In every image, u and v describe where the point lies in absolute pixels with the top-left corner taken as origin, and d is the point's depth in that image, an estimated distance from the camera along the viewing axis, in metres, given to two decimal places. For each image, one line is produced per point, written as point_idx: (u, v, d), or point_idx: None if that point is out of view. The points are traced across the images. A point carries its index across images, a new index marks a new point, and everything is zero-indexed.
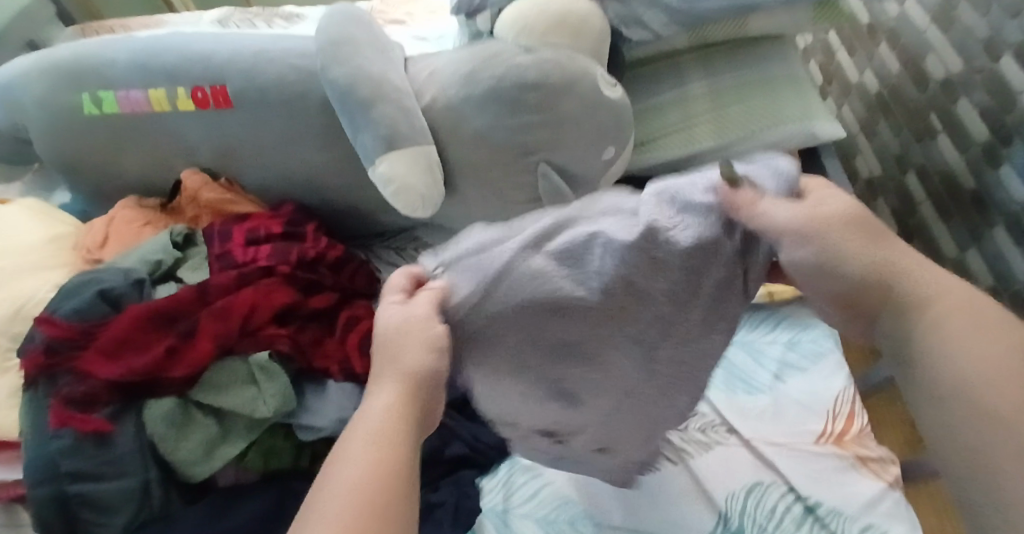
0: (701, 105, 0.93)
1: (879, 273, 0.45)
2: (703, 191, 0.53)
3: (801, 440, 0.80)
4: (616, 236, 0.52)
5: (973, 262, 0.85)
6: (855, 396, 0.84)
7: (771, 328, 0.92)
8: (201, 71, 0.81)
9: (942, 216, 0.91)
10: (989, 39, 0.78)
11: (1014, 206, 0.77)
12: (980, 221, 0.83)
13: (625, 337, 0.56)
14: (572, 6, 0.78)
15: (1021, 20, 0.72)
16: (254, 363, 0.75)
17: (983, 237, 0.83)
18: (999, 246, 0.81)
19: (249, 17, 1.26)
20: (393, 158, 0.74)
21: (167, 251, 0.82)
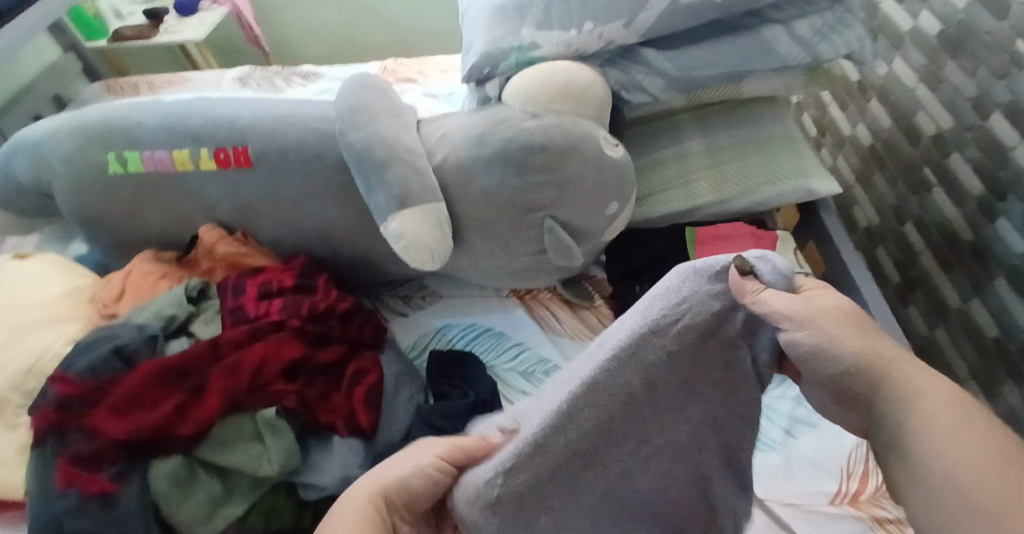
0: (699, 161, 0.93)
1: (874, 360, 0.52)
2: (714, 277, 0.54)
3: (814, 502, 0.73)
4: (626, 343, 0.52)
5: (978, 312, 0.89)
6: (869, 454, 0.76)
7: (780, 382, 0.84)
8: (225, 134, 0.84)
9: (944, 267, 0.94)
10: (979, 98, 0.85)
11: (1014, 258, 0.82)
12: (981, 273, 0.88)
13: (654, 424, 0.53)
14: (575, 75, 0.81)
15: (1008, 82, 0.80)
16: (262, 420, 0.74)
17: (986, 288, 0.87)
18: (1001, 297, 0.85)
19: (270, 76, 1.32)
20: (405, 215, 0.74)
21: (181, 305, 0.84)
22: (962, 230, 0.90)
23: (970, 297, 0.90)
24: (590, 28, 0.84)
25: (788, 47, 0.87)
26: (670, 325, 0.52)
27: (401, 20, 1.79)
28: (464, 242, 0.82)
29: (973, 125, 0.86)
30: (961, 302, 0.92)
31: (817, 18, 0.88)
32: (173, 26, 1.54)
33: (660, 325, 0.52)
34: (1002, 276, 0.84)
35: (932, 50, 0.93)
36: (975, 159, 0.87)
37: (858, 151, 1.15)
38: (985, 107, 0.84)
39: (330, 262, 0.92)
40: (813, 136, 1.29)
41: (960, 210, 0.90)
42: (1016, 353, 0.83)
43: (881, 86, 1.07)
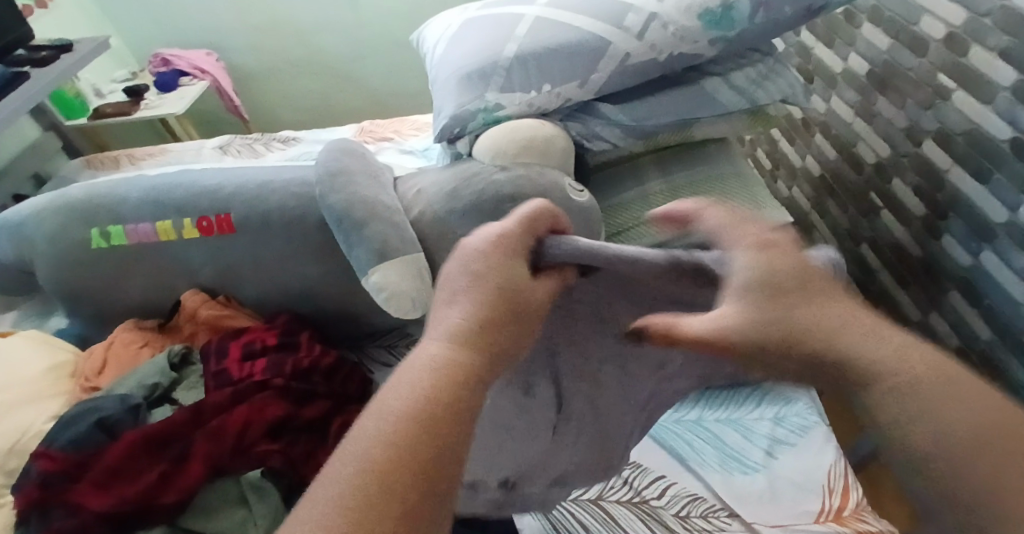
0: (661, 200, 0.97)
1: (792, 347, 0.42)
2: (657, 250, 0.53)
3: (800, 522, 0.75)
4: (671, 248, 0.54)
5: (938, 325, 0.93)
6: (848, 469, 0.78)
7: (755, 404, 0.86)
8: (207, 202, 0.86)
9: (901, 283, 1.00)
10: (910, 128, 0.92)
11: (962, 271, 0.87)
12: (935, 288, 0.93)
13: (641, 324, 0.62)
14: (538, 130, 0.86)
15: (935, 111, 0.87)
16: (247, 483, 0.74)
17: (942, 301, 0.92)
18: (958, 309, 0.89)
19: (248, 143, 1.37)
20: (386, 267, 0.77)
21: (163, 373, 0.84)
22: (913, 249, 0.96)
23: (928, 311, 0.95)
24: (548, 89, 0.90)
25: (729, 95, 0.95)
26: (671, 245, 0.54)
27: (373, 83, 1.86)
28: None
29: (908, 152, 0.93)
30: (921, 316, 0.96)
31: (751, 69, 0.96)
32: (152, 102, 1.59)
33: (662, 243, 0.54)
34: (955, 289, 0.89)
35: (862, 87, 1.02)
36: (915, 183, 0.93)
37: (809, 180, 1.23)
38: (917, 135, 0.91)
39: (314, 318, 0.94)
40: (767, 170, 1.37)
41: (909, 230, 0.96)
42: (979, 360, 0.87)
43: (822, 122, 1.15)
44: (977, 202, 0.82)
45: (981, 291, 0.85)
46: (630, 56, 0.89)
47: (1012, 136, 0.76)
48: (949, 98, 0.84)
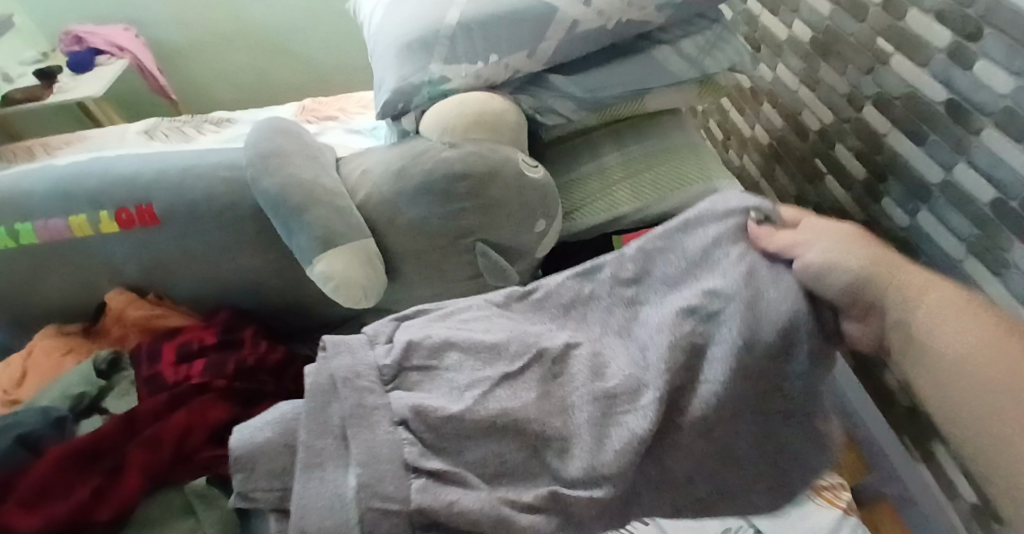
0: (617, 174, 0.95)
1: (865, 292, 0.56)
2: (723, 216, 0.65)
3: None
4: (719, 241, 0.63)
5: None
6: None
7: None
8: (126, 192, 0.78)
9: None
10: (851, 94, 0.95)
11: (900, 232, 0.89)
12: None
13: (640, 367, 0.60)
14: (487, 104, 0.82)
15: (873, 76, 0.89)
16: (193, 493, 0.67)
17: None
18: None
19: (176, 126, 1.27)
20: (331, 256, 0.71)
21: (89, 381, 0.77)
22: (854, 211, 0.99)
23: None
24: (496, 59, 0.86)
25: (679, 65, 0.92)
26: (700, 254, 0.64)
27: (316, 59, 1.77)
28: (398, 276, 0.81)
29: (850, 117, 0.96)
30: None
31: (700, 37, 0.93)
32: (66, 85, 1.46)
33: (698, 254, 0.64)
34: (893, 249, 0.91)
35: (807, 55, 1.04)
36: (856, 147, 0.96)
37: (759, 149, 1.25)
38: (857, 100, 0.94)
39: (257, 312, 0.88)
40: (719, 140, 1.39)
41: (851, 194, 0.99)
42: None
43: (769, 90, 1.17)
44: (914, 162, 0.85)
45: (917, 248, 0.86)
46: (579, 23, 0.85)
47: (947, 97, 0.77)
48: (888, 62, 0.86)
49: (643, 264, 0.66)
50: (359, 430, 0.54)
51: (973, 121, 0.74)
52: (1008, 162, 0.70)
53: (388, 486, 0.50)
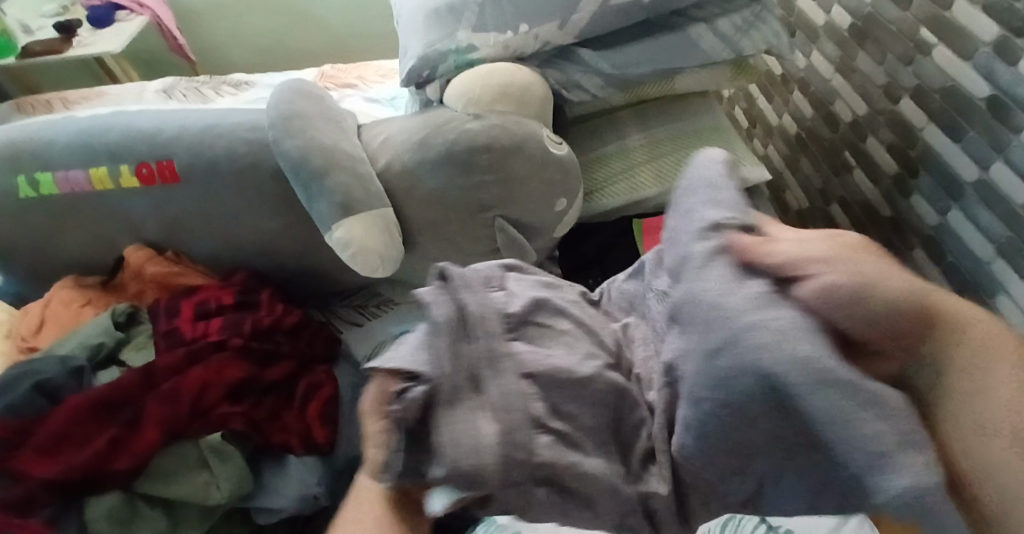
0: (641, 155, 0.94)
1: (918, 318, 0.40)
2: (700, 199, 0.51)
3: None
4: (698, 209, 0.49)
5: None
6: None
7: None
8: (146, 147, 0.78)
9: (867, 241, 1.01)
10: (888, 84, 0.92)
11: (928, 229, 0.87)
12: (900, 245, 0.93)
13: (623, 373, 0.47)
14: (514, 76, 0.80)
15: (913, 67, 0.86)
16: (206, 447, 0.68)
17: (906, 258, 0.92)
18: (920, 265, 0.89)
19: (196, 86, 1.26)
20: (351, 222, 0.71)
21: (108, 333, 0.77)
22: (881, 207, 0.96)
23: None
24: (525, 29, 0.84)
25: (713, 45, 0.90)
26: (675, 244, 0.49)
27: (338, 26, 1.75)
28: (415, 248, 0.81)
29: (885, 109, 0.93)
30: None
31: (737, 16, 0.90)
32: (86, 39, 1.46)
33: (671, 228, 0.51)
34: (918, 246, 0.89)
35: (844, 42, 1.01)
36: (888, 140, 0.93)
37: (785, 138, 1.22)
38: (894, 91, 0.91)
39: (273, 276, 0.88)
40: (744, 128, 1.36)
41: (879, 188, 0.97)
42: None
43: (801, 77, 1.14)
44: (948, 158, 0.82)
45: (944, 248, 0.84)
46: None
47: (989, 93, 0.75)
48: (929, 53, 0.83)
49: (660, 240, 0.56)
50: (492, 374, 0.41)
51: (1013, 118, 0.72)
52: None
53: (519, 439, 0.37)
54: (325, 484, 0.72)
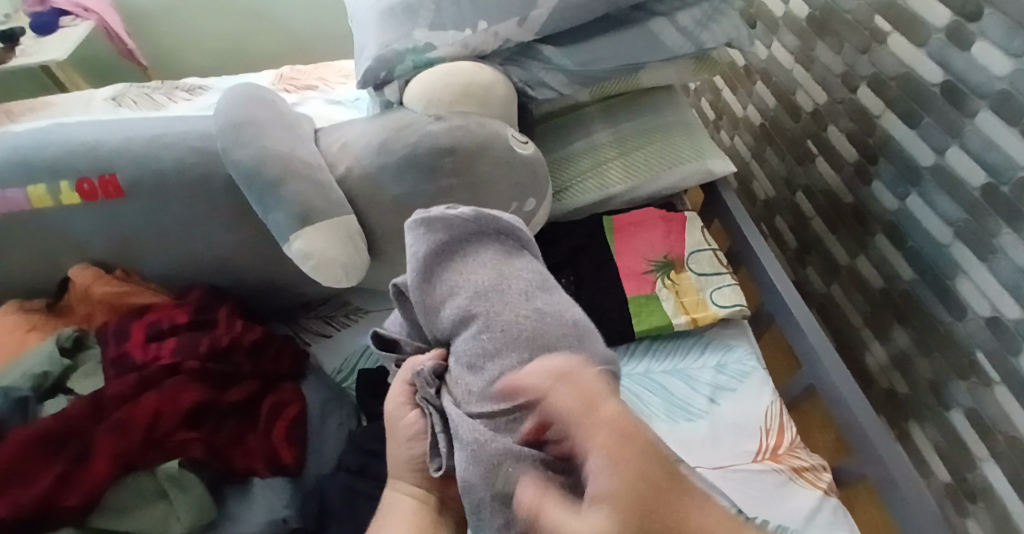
0: (608, 152, 0.92)
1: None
2: (412, 250, 0.58)
3: (740, 461, 0.73)
4: (413, 273, 0.57)
5: (864, 267, 0.94)
6: (782, 409, 0.78)
7: (695, 353, 0.83)
8: (88, 161, 0.73)
9: (832, 228, 1.01)
10: (847, 74, 0.92)
11: (889, 215, 0.88)
12: (863, 231, 0.94)
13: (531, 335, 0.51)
14: (476, 75, 0.78)
15: (870, 56, 0.87)
16: (165, 476, 0.65)
17: (869, 245, 0.92)
18: (883, 251, 0.90)
19: (147, 92, 1.21)
20: (309, 233, 0.68)
21: (52, 361, 0.72)
22: (843, 195, 0.97)
23: (856, 254, 0.96)
24: (485, 26, 0.81)
25: (675, 38, 0.89)
26: (446, 296, 0.56)
27: (296, 26, 1.70)
28: (381, 254, 0.78)
29: (843, 98, 0.94)
30: (848, 260, 0.98)
31: (697, 9, 0.90)
32: (29, 47, 1.39)
33: (439, 265, 0.57)
34: (880, 232, 0.90)
35: (802, 32, 1.01)
36: (848, 129, 0.94)
37: (749, 129, 1.23)
38: (852, 80, 0.91)
39: (232, 291, 0.84)
40: (710, 120, 1.36)
41: (841, 177, 0.97)
42: (899, 300, 0.87)
43: (763, 69, 1.14)
44: (906, 145, 0.83)
45: (905, 233, 0.85)
46: None
47: (943, 80, 0.75)
48: (885, 42, 0.84)
49: (479, 232, 0.58)
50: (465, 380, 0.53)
51: (967, 104, 0.72)
52: (1003, 147, 0.69)
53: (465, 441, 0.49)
54: (294, 505, 0.69)
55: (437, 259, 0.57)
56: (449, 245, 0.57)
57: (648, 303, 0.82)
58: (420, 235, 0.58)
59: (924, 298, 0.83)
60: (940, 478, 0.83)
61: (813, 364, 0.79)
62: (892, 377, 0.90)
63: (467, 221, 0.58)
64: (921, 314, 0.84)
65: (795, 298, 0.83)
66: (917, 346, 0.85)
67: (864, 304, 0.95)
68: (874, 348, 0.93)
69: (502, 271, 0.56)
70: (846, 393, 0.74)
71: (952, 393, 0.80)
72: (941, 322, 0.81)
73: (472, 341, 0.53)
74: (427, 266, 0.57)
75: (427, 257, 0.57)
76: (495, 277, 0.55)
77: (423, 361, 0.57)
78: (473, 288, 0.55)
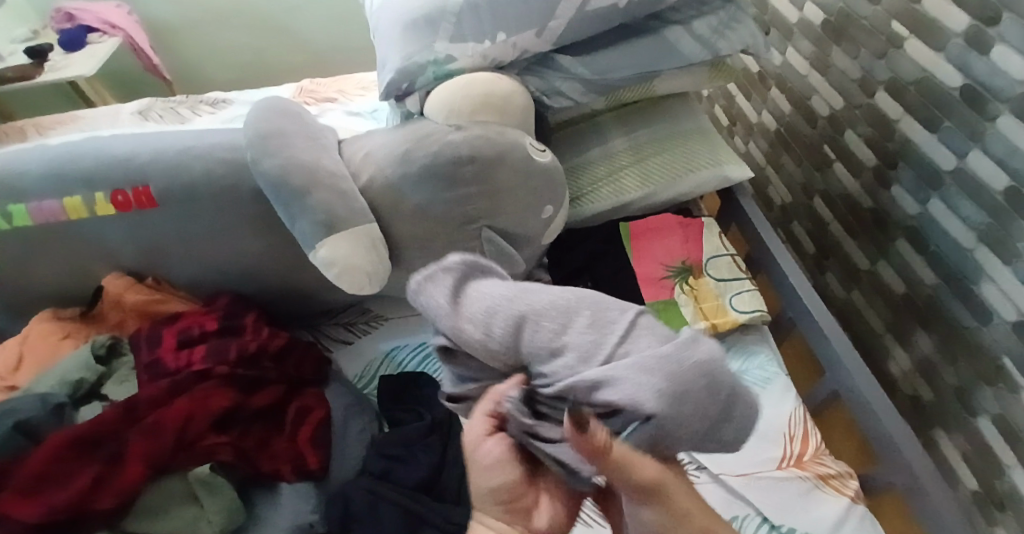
0: (624, 159, 0.93)
1: None
2: (427, 305, 0.53)
3: (765, 469, 0.73)
4: (439, 319, 0.52)
5: (885, 272, 0.94)
6: (806, 416, 0.78)
7: None
8: (121, 172, 0.75)
9: (851, 233, 1.01)
10: (864, 79, 0.93)
11: (910, 219, 0.87)
12: (883, 236, 0.94)
13: (581, 305, 0.52)
14: (495, 85, 0.80)
15: (887, 61, 0.87)
16: (195, 479, 0.66)
17: (890, 250, 0.92)
18: (904, 256, 0.90)
19: (172, 106, 1.24)
20: (334, 241, 0.70)
21: (89, 368, 0.75)
22: (863, 199, 0.97)
23: (877, 259, 0.96)
24: (503, 38, 0.83)
25: (691, 46, 0.90)
26: (488, 328, 0.51)
27: (314, 39, 1.73)
28: (404, 262, 0.80)
29: (861, 103, 0.94)
30: (869, 265, 0.97)
31: (713, 17, 0.90)
32: (58, 63, 1.43)
33: (453, 307, 0.53)
34: (901, 237, 0.90)
35: (818, 38, 1.02)
36: (866, 134, 0.94)
37: (765, 135, 1.23)
38: (869, 85, 0.92)
39: (257, 298, 0.86)
40: (724, 126, 1.36)
41: (859, 181, 0.97)
42: (922, 304, 0.87)
43: (778, 75, 1.15)
44: (926, 150, 0.83)
45: (926, 237, 0.85)
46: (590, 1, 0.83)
47: (962, 84, 0.75)
48: (902, 47, 0.84)
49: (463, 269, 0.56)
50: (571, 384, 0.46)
51: (988, 107, 0.72)
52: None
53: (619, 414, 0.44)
54: (320, 510, 0.70)
55: (447, 304, 0.53)
56: (451, 285, 0.54)
57: (667, 307, 0.82)
58: (425, 292, 0.54)
59: (947, 303, 0.83)
60: (968, 486, 0.82)
61: (835, 369, 0.79)
62: (916, 383, 0.90)
63: (452, 261, 0.56)
64: (944, 318, 0.83)
65: (815, 303, 0.84)
66: (940, 351, 0.85)
67: (885, 309, 0.95)
68: (897, 354, 0.93)
69: (512, 285, 0.55)
70: (869, 398, 0.74)
71: (978, 399, 0.79)
72: (965, 326, 0.80)
73: (540, 334, 0.50)
74: (449, 311, 0.52)
75: (439, 304, 0.53)
76: (513, 288, 0.54)
77: (507, 393, 0.49)
78: (504, 304, 0.52)
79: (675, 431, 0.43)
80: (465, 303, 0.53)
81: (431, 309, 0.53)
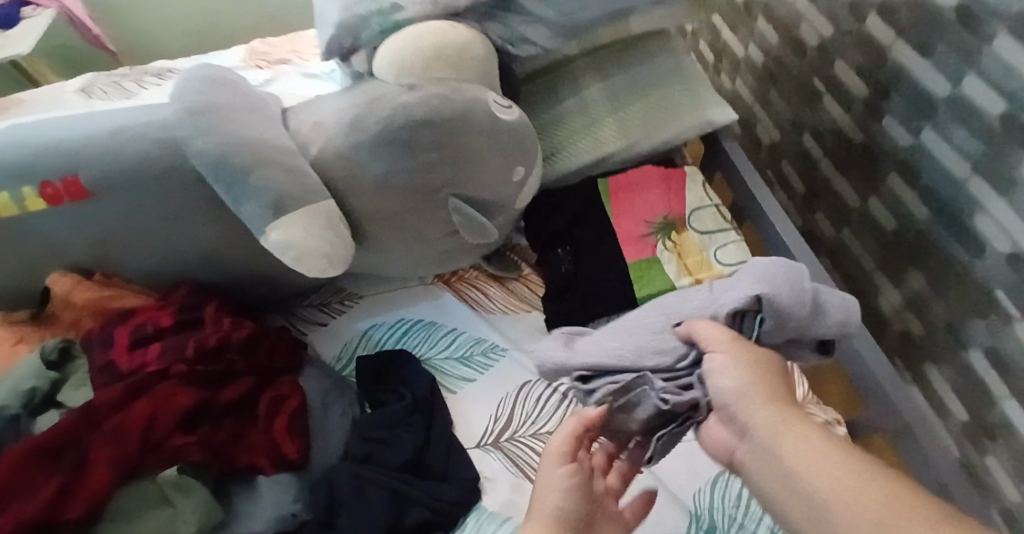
0: (600, 109, 0.87)
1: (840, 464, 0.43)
2: (558, 358, 0.59)
3: None
4: (573, 362, 0.57)
5: (876, 209, 0.89)
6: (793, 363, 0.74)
7: None
8: (48, 162, 0.68)
9: (841, 169, 0.95)
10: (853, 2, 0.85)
11: (901, 151, 0.82)
12: (874, 170, 0.88)
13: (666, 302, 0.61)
14: (448, 34, 0.72)
15: None
16: (166, 482, 0.63)
17: (881, 185, 0.87)
18: (896, 191, 0.84)
19: (117, 80, 1.16)
20: (288, 223, 0.64)
21: (40, 375, 0.70)
22: (853, 133, 0.91)
23: (868, 196, 0.90)
24: None
25: None
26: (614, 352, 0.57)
27: None
28: (367, 237, 0.74)
29: (851, 29, 0.87)
30: (860, 202, 0.92)
31: None
32: None
33: (573, 351, 0.59)
34: (892, 171, 0.84)
35: None
36: (856, 63, 0.87)
37: (752, 70, 1.15)
38: (860, 9, 0.84)
39: (219, 286, 0.81)
40: (710, 63, 1.28)
41: (849, 114, 0.91)
42: (913, 240, 0.82)
43: (764, 3, 1.07)
44: (920, 76, 0.76)
45: (918, 170, 0.80)
46: None
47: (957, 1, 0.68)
48: None
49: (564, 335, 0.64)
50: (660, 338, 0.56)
51: (982, 25, 0.66)
52: (1022, 73, 0.63)
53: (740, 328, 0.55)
54: (302, 499, 0.66)
55: (570, 353, 0.59)
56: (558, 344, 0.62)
57: (650, 265, 0.78)
58: (545, 361, 0.60)
59: (938, 236, 0.78)
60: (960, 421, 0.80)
61: None
62: (907, 319, 0.86)
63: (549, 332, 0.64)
64: (936, 254, 0.79)
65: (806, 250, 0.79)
66: (934, 289, 0.80)
67: (874, 246, 0.90)
68: (888, 292, 0.89)
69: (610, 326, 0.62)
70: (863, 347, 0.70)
71: (970, 332, 0.75)
72: (958, 260, 0.75)
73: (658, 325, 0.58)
74: (576, 359, 0.58)
75: (562, 356, 0.58)
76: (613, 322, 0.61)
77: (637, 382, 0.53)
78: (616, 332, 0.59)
79: (793, 309, 0.53)
80: (584, 348, 0.59)
81: (563, 358, 0.58)
